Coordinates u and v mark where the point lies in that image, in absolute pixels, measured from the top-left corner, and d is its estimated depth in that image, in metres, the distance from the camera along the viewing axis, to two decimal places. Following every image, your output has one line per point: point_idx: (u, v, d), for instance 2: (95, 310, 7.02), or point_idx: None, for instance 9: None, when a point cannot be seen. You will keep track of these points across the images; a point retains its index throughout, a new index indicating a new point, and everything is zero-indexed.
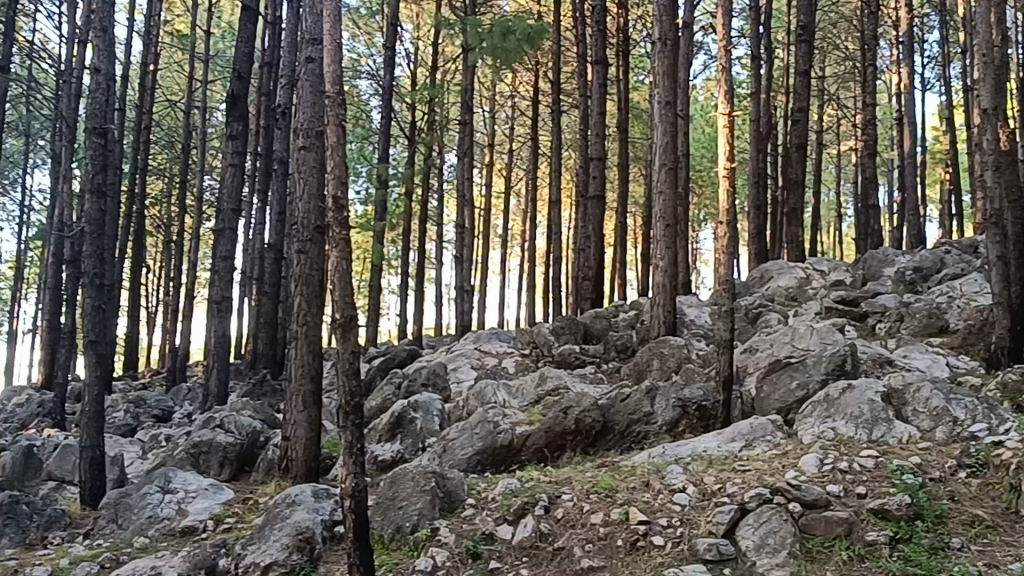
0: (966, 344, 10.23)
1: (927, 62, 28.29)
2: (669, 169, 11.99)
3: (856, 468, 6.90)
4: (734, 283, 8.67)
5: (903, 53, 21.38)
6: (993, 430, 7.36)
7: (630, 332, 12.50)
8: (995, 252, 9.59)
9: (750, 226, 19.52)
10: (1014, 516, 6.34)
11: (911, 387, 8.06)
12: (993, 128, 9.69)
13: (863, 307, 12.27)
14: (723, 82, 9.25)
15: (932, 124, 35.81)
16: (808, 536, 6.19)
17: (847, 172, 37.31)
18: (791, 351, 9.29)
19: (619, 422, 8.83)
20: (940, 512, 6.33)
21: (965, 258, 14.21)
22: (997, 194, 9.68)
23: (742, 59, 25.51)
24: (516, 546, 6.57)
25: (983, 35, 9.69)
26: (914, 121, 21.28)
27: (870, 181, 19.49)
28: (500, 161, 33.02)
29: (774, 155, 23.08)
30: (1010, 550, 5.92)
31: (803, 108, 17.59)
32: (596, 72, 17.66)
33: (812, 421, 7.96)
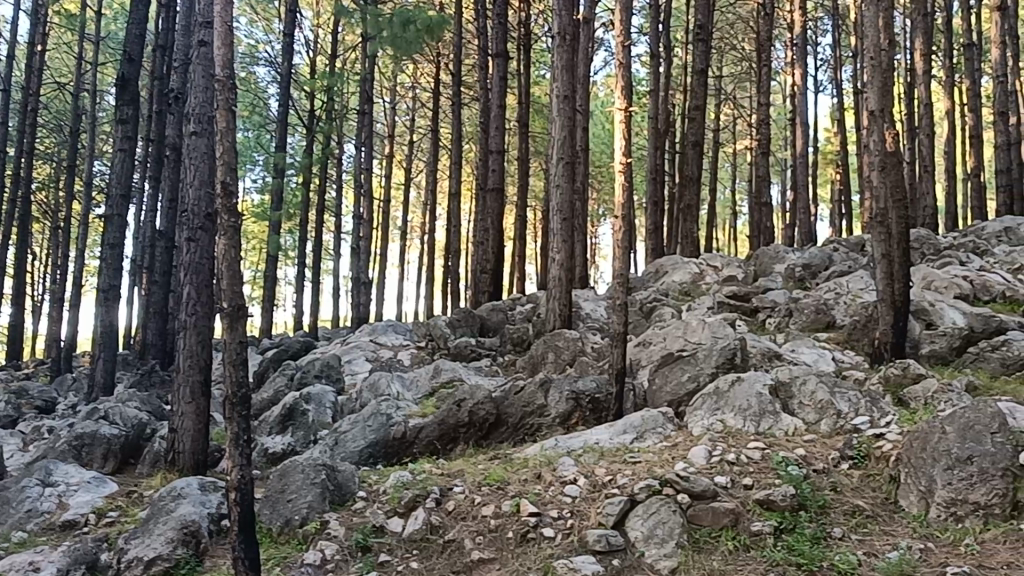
0: (851, 340, 10.50)
1: (820, 65, 29.05)
2: (567, 164, 12.01)
3: (743, 460, 7.02)
4: (629, 277, 8.76)
5: (797, 54, 21.81)
6: (875, 423, 7.57)
7: (526, 326, 12.55)
8: (879, 250, 9.85)
9: (647, 221, 19.80)
10: (892, 507, 6.55)
11: (797, 380, 8.26)
12: (879, 130, 9.97)
13: (754, 302, 12.49)
14: (621, 79, 9.30)
15: (825, 125, 36.69)
16: (695, 526, 6.27)
17: (742, 170, 38.01)
18: (683, 346, 9.44)
19: (512, 414, 8.85)
20: (822, 502, 6.50)
21: (852, 256, 14.60)
22: (883, 193, 9.96)
23: (641, 56, 25.86)
24: (407, 538, 6.50)
25: (871, 39, 9.98)
26: (806, 120, 21.84)
27: (763, 179, 19.93)
28: (401, 152, 32.84)
29: (672, 152, 23.39)
30: (889, 540, 6.12)
31: (700, 105, 17.85)
32: (496, 63, 17.60)
33: (701, 413, 8.06)
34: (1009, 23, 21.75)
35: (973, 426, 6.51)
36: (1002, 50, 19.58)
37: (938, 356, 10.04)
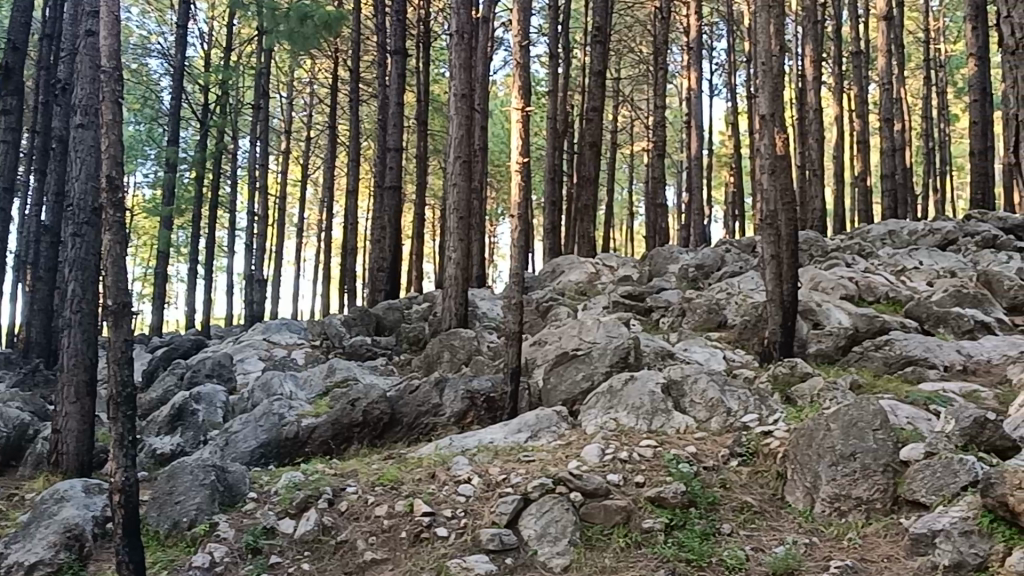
0: (741, 339, 10.71)
1: (714, 69, 29.61)
2: (463, 162, 11.99)
3: (635, 458, 7.10)
4: (525, 277, 8.79)
5: (693, 57, 22.13)
6: (763, 420, 7.74)
7: (422, 325, 12.51)
8: (768, 252, 10.03)
9: (544, 220, 19.90)
10: (780, 502, 6.72)
11: (689, 379, 8.39)
12: (770, 134, 10.18)
13: (648, 302, 12.63)
14: (518, 79, 9.31)
15: (718, 128, 37.36)
16: (588, 524, 6.33)
17: (638, 171, 38.48)
18: (578, 345, 9.49)
19: (407, 413, 8.80)
20: (712, 499, 6.62)
21: (743, 257, 14.91)
22: (773, 196, 10.17)
23: (540, 56, 26.00)
24: (298, 539, 6.41)
25: (762, 45, 10.21)
26: (700, 122, 22.18)
27: (659, 181, 20.22)
28: (297, 149, 32.44)
29: (570, 152, 23.54)
30: (776, 535, 6.26)
31: (598, 107, 17.99)
32: (394, 60, 17.48)
33: (594, 412, 8.11)
34: (894, 32, 22.48)
35: (856, 423, 6.74)
36: (887, 58, 20.20)
37: (824, 356, 10.28)
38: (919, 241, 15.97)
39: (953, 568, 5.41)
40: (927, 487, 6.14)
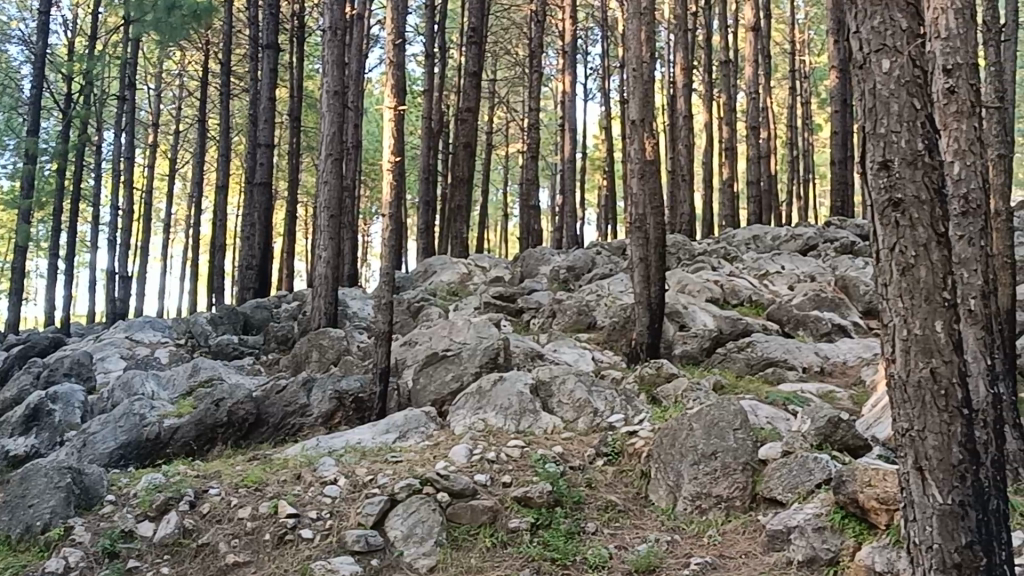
0: (609, 340, 10.88)
1: (589, 73, 29.95)
2: (335, 160, 11.87)
3: (502, 458, 7.14)
4: (396, 277, 8.75)
5: (567, 61, 22.37)
6: (629, 421, 7.88)
7: (291, 325, 12.36)
8: (637, 254, 10.18)
9: (418, 220, 19.81)
10: (643, 500, 6.87)
11: (557, 379, 8.48)
12: (639, 139, 10.37)
13: (519, 302, 12.71)
14: (392, 77, 9.24)
15: (592, 131, 37.82)
16: (454, 524, 6.34)
17: (512, 173, 38.70)
18: (448, 346, 9.51)
19: (273, 414, 8.68)
20: (578, 497, 6.72)
21: (613, 260, 15.17)
22: (641, 200, 10.33)
23: (416, 55, 25.87)
24: (157, 543, 6.23)
25: (633, 52, 10.38)
26: (574, 126, 22.42)
27: (532, 183, 20.39)
28: (165, 142, 31.61)
29: (445, 152, 23.52)
30: (638, 533, 6.38)
31: (473, 107, 18.03)
32: (266, 54, 17.19)
33: (462, 412, 8.10)
34: (761, 43, 23.14)
35: (717, 423, 6.90)
36: (754, 68, 20.74)
37: (689, 357, 10.49)
38: (781, 246, 16.46)
39: (807, 563, 5.59)
40: (784, 485, 6.34)
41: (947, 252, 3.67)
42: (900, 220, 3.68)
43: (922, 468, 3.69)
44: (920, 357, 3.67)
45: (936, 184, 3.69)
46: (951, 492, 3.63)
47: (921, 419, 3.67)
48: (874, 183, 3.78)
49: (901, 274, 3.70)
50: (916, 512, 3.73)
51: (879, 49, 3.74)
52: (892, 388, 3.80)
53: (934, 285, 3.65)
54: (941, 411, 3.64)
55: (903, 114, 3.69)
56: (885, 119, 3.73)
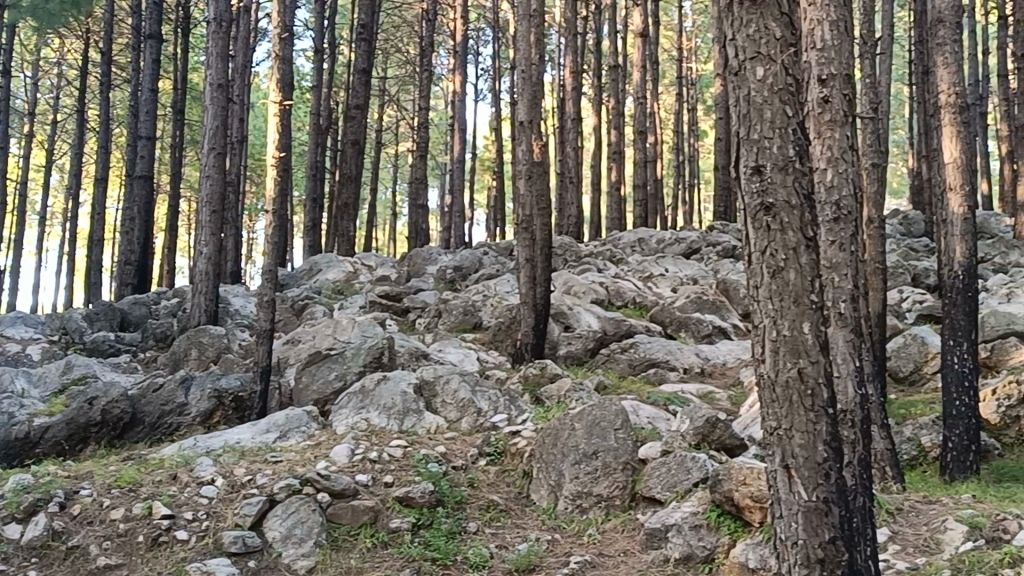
0: (495, 340, 10.93)
1: (480, 74, 30.00)
2: (218, 155, 11.63)
3: (385, 457, 7.07)
4: (278, 275, 8.63)
5: (458, 60, 22.34)
6: (512, 421, 7.95)
7: (171, 322, 12.11)
8: (523, 255, 10.23)
9: (305, 217, 19.52)
10: (525, 500, 6.91)
11: (441, 379, 8.45)
12: (527, 140, 10.40)
13: (404, 302, 12.64)
14: (278, 72, 9.02)
15: (483, 132, 37.92)
16: (334, 525, 6.26)
17: (402, 171, 38.54)
18: (332, 345, 9.42)
19: (149, 413, 8.46)
20: (460, 497, 6.73)
21: (500, 260, 15.24)
22: (528, 201, 10.37)
23: (305, 50, 25.53)
24: (25, 545, 6.02)
25: (523, 53, 10.43)
26: (464, 125, 22.39)
27: (421, 182, 20.33)
28: (41, 132, 30.56)
29: (333, 148, 23.29)
30: (519, 532, 6.44)
31: (362, 104, 17.87)
32: (149, 44, 16.73)
33: (345, 411, 7.99)
34: (649, 49, 23.53)
35: (599, 423, 6.99)
36: (642, 73, 21.03)
37: (573, 357, 10.56)
38: (666, 249, 16.74)
39: (683, 561, 5.69)
40: (661, 484, 6.45)
41: (815, 256, 3.78)
42: (770, 224, 3.78)
43: (789, 465, 3.78)
44: (788, 357, 3.76)
45: (805, 189, 3.79)
46: (815, 489, 3.73)
47: (788, 418, 3.76)
48: (746, 187, 3.86)
49: (771, 277, 3.79)
50: (781, 509, 3.82)
51: (754, 56, 3.82)
52: (761, 387, 3.88)
53: (803, 288, 3.75)
54: (807, 411, 3.74)
55: (776, 121, 3.78)
56: (758, 125, 3.81)
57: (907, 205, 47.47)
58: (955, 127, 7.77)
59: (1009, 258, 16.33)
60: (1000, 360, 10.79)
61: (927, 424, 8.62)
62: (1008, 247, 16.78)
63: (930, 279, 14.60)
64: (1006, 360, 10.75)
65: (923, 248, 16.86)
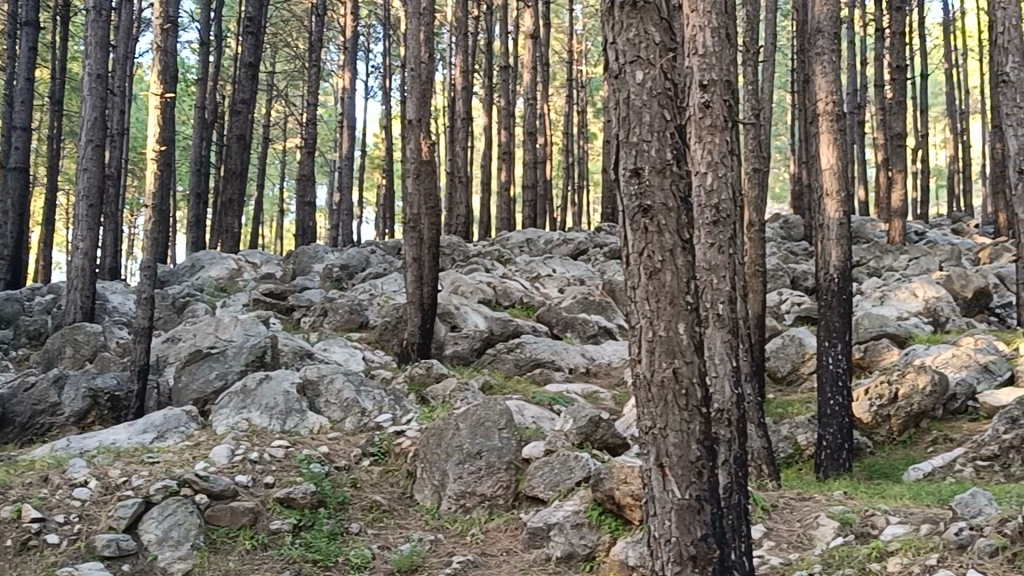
0: (381, 340, 10.87)
1: (370, 71, 29.79)
2: (97, 147, 11.26)
3: (266, 458, 6.94)
4: (157, 272, 8.41)
5: (348, 57, 22.13)
6: (397, 420, 7.95)
7: (45, 319, 11.71)
8: (410, 254, 10.18)
9: (188, 213, 19.06)
10: (408, 500, 6.89)
11: (324, 379, 8.35)
12: (415, 139, 10.32)
13: (289, 300, 12.47)
14: (160, 63, 8.77)
15: (373, 131, 37.73)
16: (213, 526, 6.14)
17: (289, 168, 38.10)
18: (213, 343, 9.24)
19: (19, 413, 8.17)
20: (342, 498, 6.67)
21: (387, 259, 15.18)
22: (416, 200, 10.32)
23: (192, 41, 24.98)
24: None
25: (413, 52, 10.36)
26: (353, 123, 22.19)
27: (309, 178, 20.06)
28: None
29: (219, 143, 22.82)
30: (401, 532, 6.42)
31: (248, 98, 17.55)
32: (25, 31, 16.10)
33: (225, 411, 7.81)
34: (540, 51, 23.68)
35: (484, 423, 7.02)
36: (533, 75, 21.13)
37: (460, 356, 10.53)
38: (554, 250, 16.87)
39: (565, 559, 5.74)
40: (544, 483, 6.51)
41: (690, 258, 3.85)
42: (648, 226, 3.81)
43: (663, 464, 3.83)
44: (663, 357, 3.81)
45: (682, 193, 3.86)
46: (688, 487, 3.81)
47: (663, 417, 3.81)
48: (624, 188, 3.89)
49: (648, 277, 3.83)
50: (656, 507, 3.87)
51: (633, 60, 3.85)
52: (636, 386, 3.92)
53: (678, 289, 3.82)
54: (682, 410, 3.80)
55: (654, 124, 3.84)
56: (637, 128, 3.85)
57: (787, 210, 48.97)
58: (831, 135, 7.98)
59: (882, 262, 16.90)
60: (873, 361, 11.15)
61: (803, 423, 8.86)
62: (882, 251, 17.35)
63: (808, 281, 15.02)
64: (878, 361, 11.12)
65: (802, 252, 17.33)
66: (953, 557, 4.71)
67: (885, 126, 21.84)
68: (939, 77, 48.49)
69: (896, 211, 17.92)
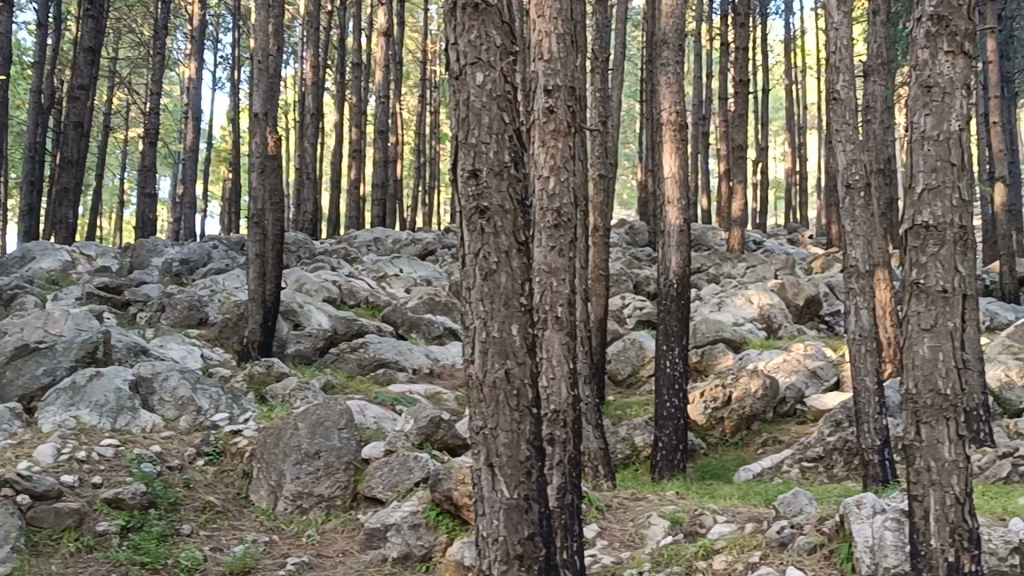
0: (221, 337, 10.63)
1: (218, 62, 29.04)
2: None
3: (94, 457, 6.66)
4: None
5: (195, 46, 21.51)
6: (233, 420, 7.82)
7: None
8: (254, 250, 9.96)
9: (19, 201, 18.17)
10: (243, 501, 6.76)
11: (159, 376, 8.08)
12: (261, 132, 10.05)
13: (125, 295, 12.05)
14: None
15: (220, 124, 36.85)
16: (34, 528, 5.78)
17: (131, 158, 36.85)
18: (42, 337, 8.83)
19: None
20: (173, 499, 6.49)
21: (230, 255, 14.84)
22: (261, 195, 10.10)
23: (27, 22, 23.86)
24: None
25: (261, 42, 10.07)
26: (198, 114, 21.57)
27: (152, 168, 19.41)
28: None
29: (55, 129, 21.84)
30: (235, 533, 6.30)
31: (88, 84, 16.84)
32: None
33: (51, 408, 7.41)
34: (393, 49, 23.50)
35: (323, 422, 6.96)
36: (386, 73, 20.96)
37: (302, 355, 10.38)
38: (402, 250, 16.82)
39: (401, 560, 5.73)
40: (383, 483, 6.50)
41: (525, 261, 3.90)
42: (484, 228, 3.82)
43: (493, 464, 3.86)
44: (496, 358, 3.84)
45: (518, 195, 3.89)
46: (517, 486, 3.86)
47: (494, 418, 3.84)
48: (461, 189, 3.89)
49: (482, 279, 3.84)
50: (484, 507, 3.90)
51: (474, 62, 3.86)
52: (468, 386, 3.94)
53: (512, 291, 3.86)
54: (513, 410, 3.85)
55: (493, 127, 3.86)
56: (476, 130, 3.85)
57: (633, 217, 50.01)
58: (674, 144, 8.15)
59: (721, 269, 17.43)
60: (709, 365, 11.49)
61: (640, 425, 9.07)
62: (721, 259, 17.90)
63: (650, 287, 15.38)
64: (714, 365, 11.45)
65: (645, 258, 17.73)
66: (774, 554, 4.91)
67: (727, 139, 22.51)
68: (781, 91, 50.22)
69: (735, 221, 18.50)
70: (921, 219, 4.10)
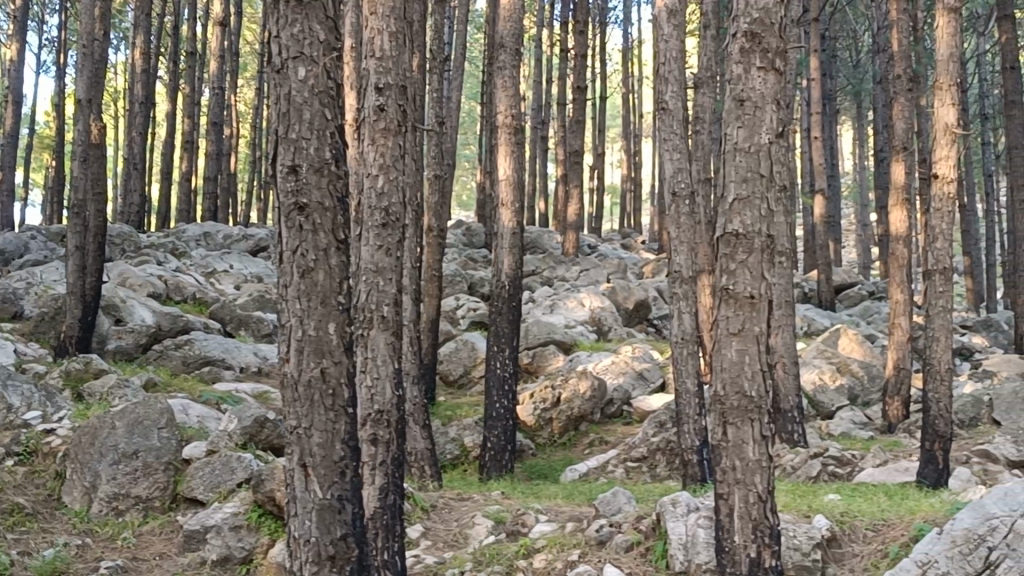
0: (37, 332, 10.18)
1: (43, 45, 27.78)
2: None
3: None
4: None
5: (17, 27, 20.49)
6: (46, 419, 7.44)
7: None
8: (74, 242, 9.55)
9: None
10: (55, 503, 6.48)
11: None
12: (85, 120, 9.62)
13: None
14: None
15: (44, 109, 35.24)
16: None
17: None
18: None
19: None
20: None
21: (50, 246, 14.24)
22: (82, 185, 9.67)
23: None
24: None
25: (86, 25, 9.64)
26: (19, 98, 20.57)
27: None
28: None
29: None
30: (45, 537, 6.00)
31: None
32: None
33: None
34: (229, 40, 22.93)
35: (142, 421, 6.74)
36: (222, 64, 20.44)
37: (123, 352, 10.03)
38: (233, 246, 16.44)
39: (220, 562, 5.59)
40: (204, 484, 6.35)
41: (343, 258, 3.87)
42: (303, 225, 3.77)
43: (306, 464, 3.82)
44: (311, 357, 3.79)
45: (338, 193, 3.87)
46: (330, 487, 3.84)
47: (308, 417, 3.80)
48: (280, 184, 3.81)
49: (300, 276, 3.79)
50: (296, 507, 3.86)
51: (297, 56, 3.80)
52: (282, 384, 3.88)
53: (330, 289, 3.82)
54: (328, 409, 3.82)
55: (314, 122, 3.81)
56: (296, 126, 3.79)
57: (473, 217, 50.23)
58: (508, 146, 8.22)
59: (556, 271, 17.70)
60: (540, 366, 11.66)
61: (470, 425, 9.13)
62: (556, 262, 18.16)
63: (484, 288, 15.49)
64: (545, 367, 11.63)
65: (481, 259, 17.84)
66: (593, 552, 5.01)
67: (565, 144, 22.88)
68: (617, 99, 51.43)
69: (571, 225, 18.79)
70: (731, 227, 4.25)
